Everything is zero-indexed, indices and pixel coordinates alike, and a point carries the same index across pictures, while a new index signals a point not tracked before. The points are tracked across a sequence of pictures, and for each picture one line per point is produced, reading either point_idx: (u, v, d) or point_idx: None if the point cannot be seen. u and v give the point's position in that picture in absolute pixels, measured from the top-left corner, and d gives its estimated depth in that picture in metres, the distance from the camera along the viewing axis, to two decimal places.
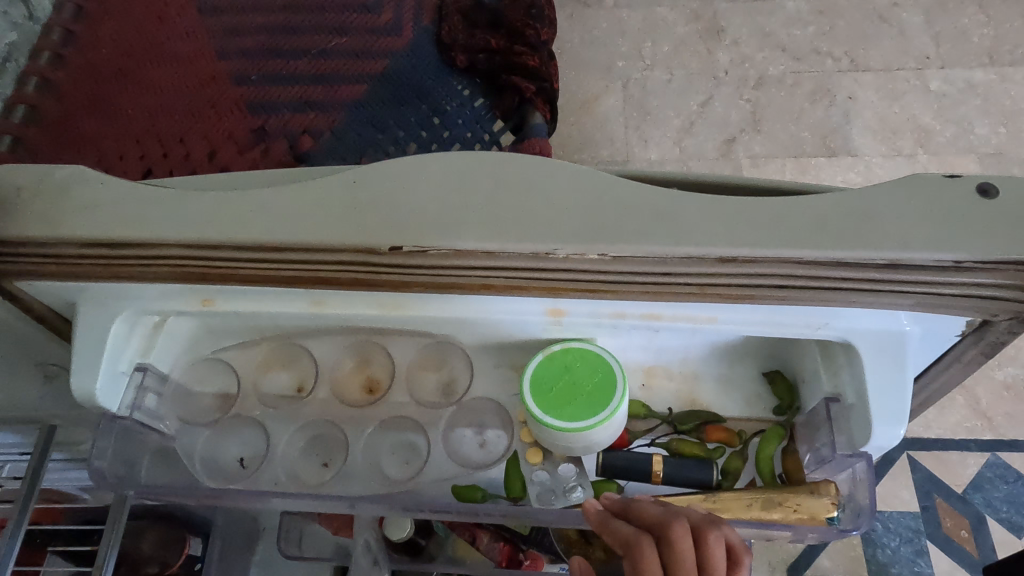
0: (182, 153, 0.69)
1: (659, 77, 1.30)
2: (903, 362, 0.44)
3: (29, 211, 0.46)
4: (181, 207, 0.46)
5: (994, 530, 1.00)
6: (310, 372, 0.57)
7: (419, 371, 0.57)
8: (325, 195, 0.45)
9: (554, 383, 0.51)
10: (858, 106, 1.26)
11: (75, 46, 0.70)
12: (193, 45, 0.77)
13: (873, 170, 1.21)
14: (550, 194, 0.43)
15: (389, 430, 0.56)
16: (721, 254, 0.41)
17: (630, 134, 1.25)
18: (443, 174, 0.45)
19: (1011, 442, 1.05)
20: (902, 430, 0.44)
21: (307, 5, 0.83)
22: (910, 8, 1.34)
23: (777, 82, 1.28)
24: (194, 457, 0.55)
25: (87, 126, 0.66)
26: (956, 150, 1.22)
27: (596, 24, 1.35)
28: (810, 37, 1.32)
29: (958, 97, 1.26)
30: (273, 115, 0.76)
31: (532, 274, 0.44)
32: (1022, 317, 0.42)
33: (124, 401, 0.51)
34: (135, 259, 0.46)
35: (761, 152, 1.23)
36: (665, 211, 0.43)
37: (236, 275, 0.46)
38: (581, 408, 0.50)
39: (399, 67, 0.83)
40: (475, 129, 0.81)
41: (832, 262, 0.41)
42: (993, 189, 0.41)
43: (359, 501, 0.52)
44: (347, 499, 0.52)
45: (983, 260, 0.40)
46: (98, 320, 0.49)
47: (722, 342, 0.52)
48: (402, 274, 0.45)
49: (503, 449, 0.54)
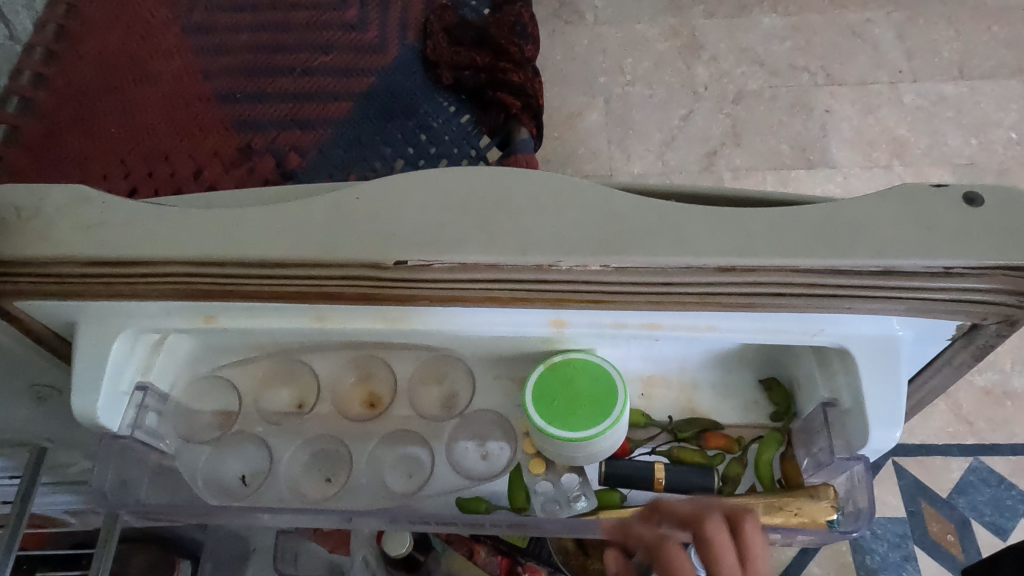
0: (167, 171, 0.70)
1: (640, 92, 1.32)
2: (896, 366, 0.45)
3: (30, 232, 0.46)
4: (183, 225, 0.46)
5: (979, 533, 1.02)
6: (311, 388, 0.57)
7: (422, 384, 0.57)
8: (328, 212, 0.45)
9: (556, 394, 0.51)
10: (835, 119, 1.29)
11: (55, 65, 0.71)
12: (176, 64, 0.77)
13: (850, 181, 1.24)
14: (551, 207, 0.44)
15: (394, 445, 0.57)
16: (721, 263, 0.42)
17: (613, 148, 1.27)
18: (446, 190, 0.45)
19: (993, 446, 1.07)
20: (898, 433, 0.45)
21: (291, 24, 0.83)
22: (881, 23, 1.37)
23: (755, 97, 1.31)
24: (197, 477, 0.56)
25: (73, 143, 0.67)
26: (930, 161, 1.26)
27: (577, 40, 1.36)
28: (786, 52, 1.35)
29: (931, 109, 1.30)
30: (258, 133, 0.76)
31: (535, 286, 0.45)
32: (1010, 320, 0.44)
33: (125, 421, 0.51)
34: (137, 277, 0.46)
35: (741, 165, 1.25)
36: (664, 223, 0.44)
37: (241, 292, 0.47)
38: (583, 418, 0.51)
39: (385, 83, 0.83)
40: (461, 145, 0.82)
41: (830, 270, 0.42)
42: (979, 198, 0.43)
43: (353, 514, 0.53)
44: (341, 513, 0.53)
45: (972, 265, 0.41)
46: (97, 340, 0.49)
47: (719, 350, 0.53)
48: (407, 288, 0.46)
49: (506, 461, 0.55)
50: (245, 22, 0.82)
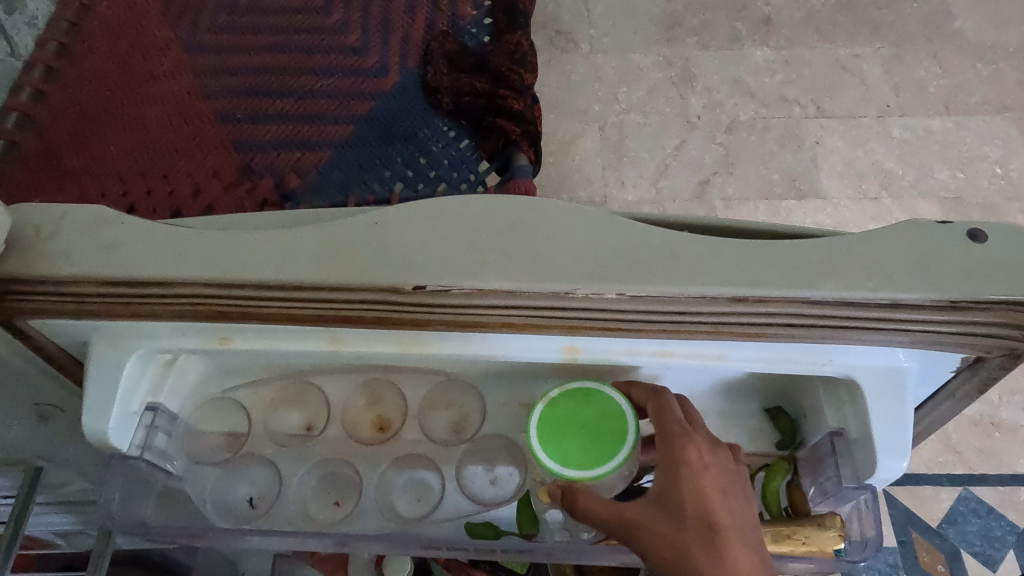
0: (166, 190, 0.71)
1: (635, 120, 1.34)
2: (903, 398, 0.47)
3: (47, 250, 0.46)
4: (201, 245, 0.46)
5: (968, 563, 1.03)
6: (321, 412, 0.59)
7: (431, 409, 0.59)
8: (348, 235, 0.46)
9: (562, 434, 0.52)
10: (825, 151, 1.31)
11: (56, 82, 0.73)
12: (178, 83, 0.78)
13: (841, 213, 1.26)
14: (564, 234, 0.45)
15: (403, 467, 0.58)
16: (733, 294, 0.43)
17: (607, 175, 1.29)
18: (464, 216, 0.46)
19: (981, 476, 1.08)
20: (905, 463, 0.46)
21: (292, 46, 0.84)
22: (870, 59, 1.41)
23: (747, 127, 1.33)
24: (206, 497, 0.57)
25: (71, 163, 0.69)
26: (918, 194, 1.28)
27: (573, 68, 1.38)
28: (777, 84, 1.38)
29: (918, 143, 1.33)
30: (259, 152, 0.77)
31: (551, 312, 0.46)
32: (1013, 354, 0.45)
33: (134, 442, 0.52)
34: (154, 297, 0.46)
35: (734, 194, 1.27)
36: (677, 253, 0.45)
37: (258, 314, 0.47)
38: (603, 446, 0.51)
39: (386, 107, 0.83)
40: (459, 169, 0.82)
41: (838, 302, 0.43)
42: (982, 235, 0.44)
43: (351, 539, 0.53)
44: (336, 536, 0.53)
45: (978, 299, 0.42)
46: (109, 361, 0.49)
47: (726, 379, 0.55)
48: (425, 312, 0.46)
49: (516, 487, 0.57)
50: (247, 43, 0.83)
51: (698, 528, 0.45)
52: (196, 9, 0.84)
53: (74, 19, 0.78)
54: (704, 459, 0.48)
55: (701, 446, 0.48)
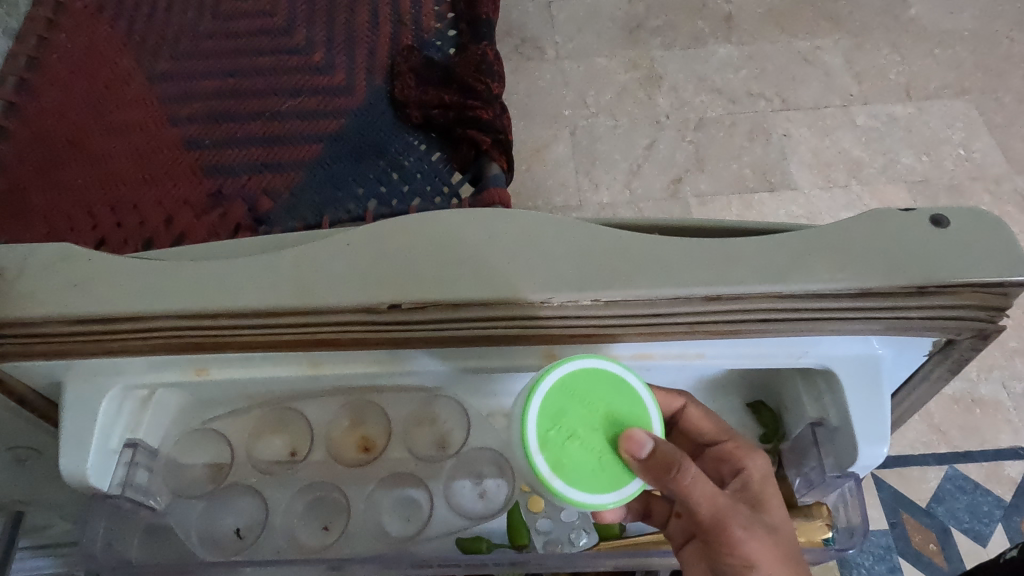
0: (136, 221, 0.71)
1: (605, 123, 1.34)
2: (878, 383, 0.47)
3: (15, 291, 0.46)
4: (175, 277, 0.46)
5: (960, 541, 1.04)
6: (304, 436, 0.59)
7: (416, 426, 0.59)
8: (319, 257, 0.46)
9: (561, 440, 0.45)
10: (793, 142, 1.33)
11: (18, 117, 0.74)
12: (142, 113, 0.78)
13: (812, 203, 1.28)
14: (536, 246, 0.46)
15: (392, 487, 0.58)
16: (708, 292, 0.44)
17: (581, 179, 1.29)
18: (439, 233, 0.46)
19: (966, 453, 1.09)
20: (885, 448, 0.47)
21: (258, 69, 0.83)
22: (831, 50, 1.43)
23: (715, 123, 1.35)
24: (191, 530, 0.56)
25: (36, 200, 0.69)
26: (887, 179, 1.30)
27: (540, 75, 1.39)
28: (741, 79, 1.39)
29: (883, 130, 1.35)
30: (228, 177, 0.76)
31: (527, 322, 0.46)
32: (984, 334, 0.46)
33: (115, 480, 0.51)
34: (126, 332, 0.46)
35: (707, 190, 1.28)
36: (650, 257, 0.45)
37: (234, 344, 0.47)
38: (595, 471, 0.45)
39: (355, 125, 0.82)
40: (433, 182, 0.81)
41: (811, 295, 0.44)
42: (945, 220, 0.45)
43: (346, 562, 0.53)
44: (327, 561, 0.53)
45: (943, 283, 0.43)
46: (85, 400, 0.48)
47: (705, 377, 0.56)
48: (403, 332, 0.46)
49: (504, 500, 0.57)
50: (212, 67, 0.82)
51: (782, 539, 0.47)
52: (156, 36, 0.83)
53: (32, 53, 0.78)
54: (754, 474, 0.51)
55: (747, 459, 0.52)
